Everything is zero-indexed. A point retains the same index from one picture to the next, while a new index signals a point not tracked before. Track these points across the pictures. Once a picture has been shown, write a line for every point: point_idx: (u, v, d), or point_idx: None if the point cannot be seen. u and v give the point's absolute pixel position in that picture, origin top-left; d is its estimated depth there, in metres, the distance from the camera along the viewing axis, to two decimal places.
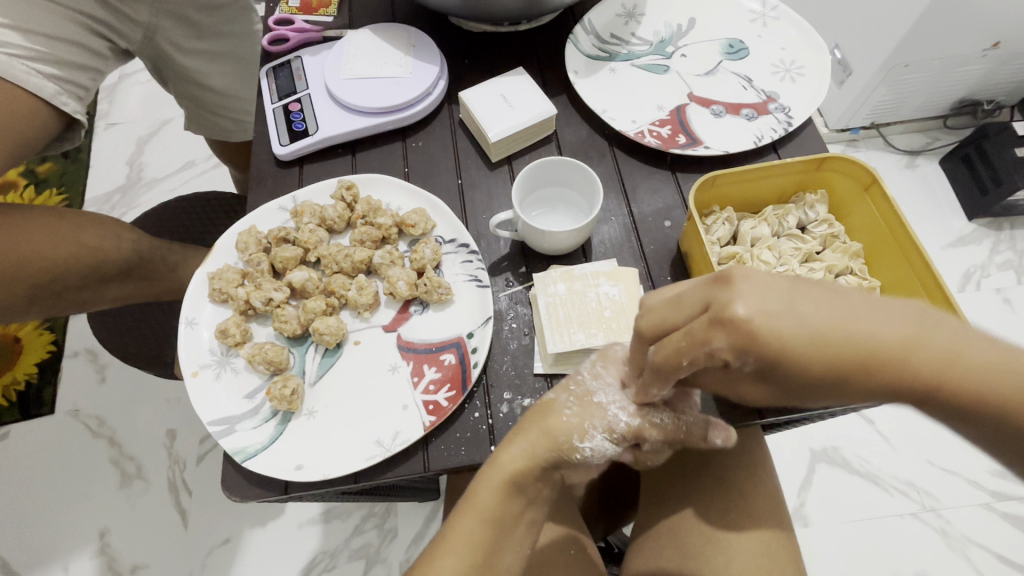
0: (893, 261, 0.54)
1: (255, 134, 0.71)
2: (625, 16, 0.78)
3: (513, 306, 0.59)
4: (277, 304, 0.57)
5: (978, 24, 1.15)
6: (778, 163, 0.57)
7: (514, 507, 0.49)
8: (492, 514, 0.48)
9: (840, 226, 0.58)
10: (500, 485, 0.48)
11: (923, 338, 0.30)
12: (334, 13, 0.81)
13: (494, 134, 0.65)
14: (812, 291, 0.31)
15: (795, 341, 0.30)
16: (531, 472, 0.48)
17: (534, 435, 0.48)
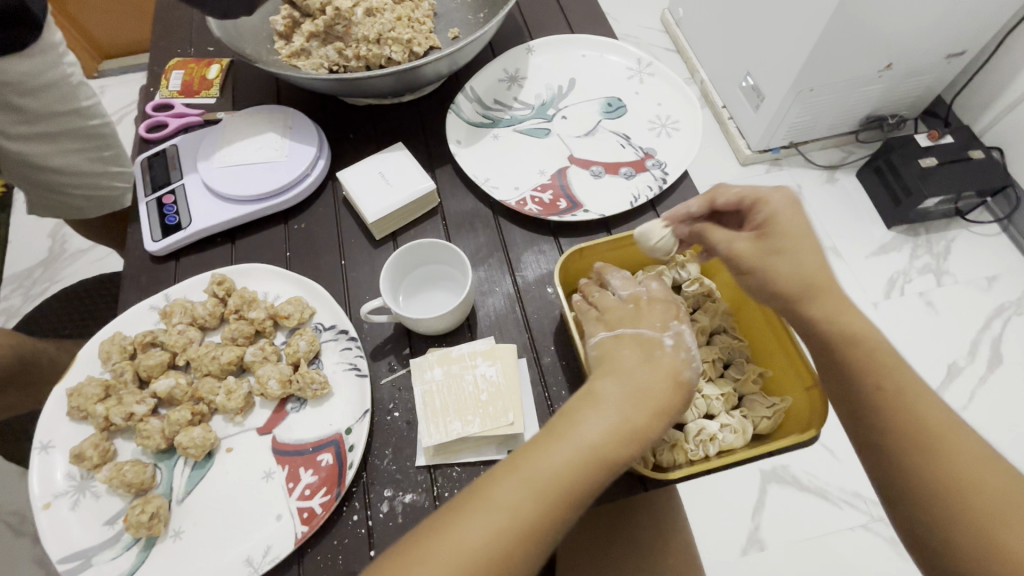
0: (757, 322, 0.57)
1: (130, 230, 0.69)
2: (507, 81, 0.79)
3: (395, 394, 0.58)
4: (140, 418, 0.54)
5: (869, 47, 1.19)
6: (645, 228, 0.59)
7: (612, 444, 0.43)
8: (585, 449, 0.43)
9: (712, 284, 0.60)
10: (604, 413, 0.44)
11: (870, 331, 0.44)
12: (217, 93, 0.79)
13: (372, 216, 0.64)
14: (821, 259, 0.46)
15: (793, 240, 0.46)
16: (642, 399, 0.45)
17: (631, 355, 0.48)
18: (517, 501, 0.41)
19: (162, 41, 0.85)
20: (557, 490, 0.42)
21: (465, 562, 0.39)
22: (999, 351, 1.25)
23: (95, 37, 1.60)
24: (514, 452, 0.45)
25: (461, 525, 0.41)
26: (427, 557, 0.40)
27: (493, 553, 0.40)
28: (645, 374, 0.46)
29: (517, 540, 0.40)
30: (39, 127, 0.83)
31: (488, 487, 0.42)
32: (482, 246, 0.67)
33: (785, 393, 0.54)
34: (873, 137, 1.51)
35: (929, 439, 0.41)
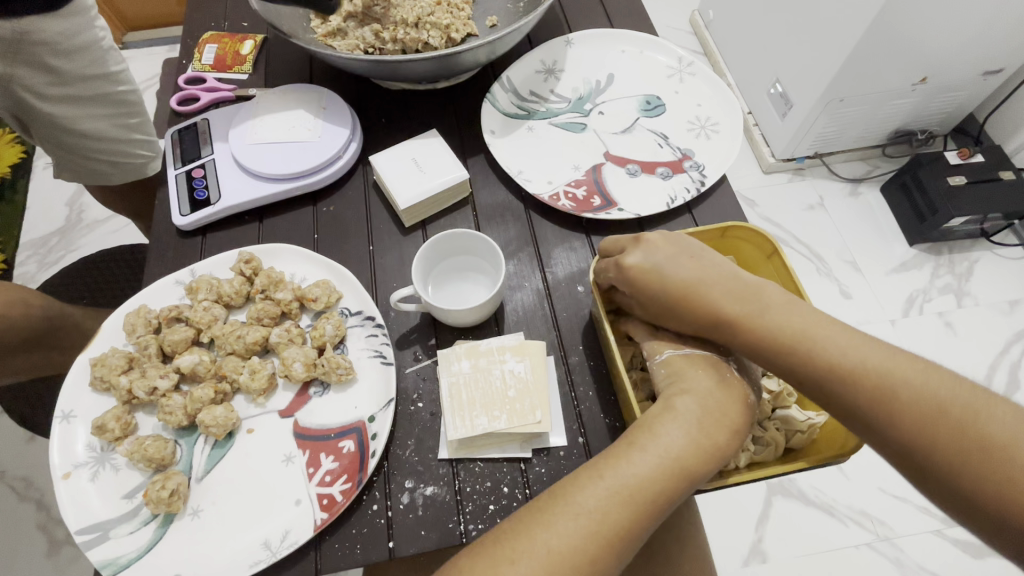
0: None
1: (158, 202, 0.68)
2: (544, 73, 0.77)
3: (420, 384, 0.57)
4: (163, 393, 0.53)
5: (905, 59, 1.16)
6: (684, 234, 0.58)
7: (693, 458, 0.44)
8: (669, 459, 0.44)
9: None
10: (684, 424, 0.46)
11: (778, 323, 0.46)
12: (249, 69, 0.78)
13: (403, 202, 0.63)
14: (703, 274, 0.50)
15: (660, 286, 0.50)
16: (720, 417, 0.46)
17: (701, 374, 0.49)
18: (604, 506, 0.43)
19: (195, 14, 0.84)
20: (640, 497, 0.43)
21: (556, 564, 0.41)
22: (1017, 376, 1.23)
23: (121, 8, 1.59)
24: (593, 458, 0.47)
25: (548, 526, 0.42)
26: (517, 559, 0.41)
27: (583, 558, 0.41)
28: (724, 393, 0.48)
29: (606, 546, 0.42)
30: (70, 90, 0.82)
31: (573, 492, 0.44)
32: (512, 239, 0.66)
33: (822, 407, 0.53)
34: (901, 151, 1.48)
35: (881, 395, 0.42)
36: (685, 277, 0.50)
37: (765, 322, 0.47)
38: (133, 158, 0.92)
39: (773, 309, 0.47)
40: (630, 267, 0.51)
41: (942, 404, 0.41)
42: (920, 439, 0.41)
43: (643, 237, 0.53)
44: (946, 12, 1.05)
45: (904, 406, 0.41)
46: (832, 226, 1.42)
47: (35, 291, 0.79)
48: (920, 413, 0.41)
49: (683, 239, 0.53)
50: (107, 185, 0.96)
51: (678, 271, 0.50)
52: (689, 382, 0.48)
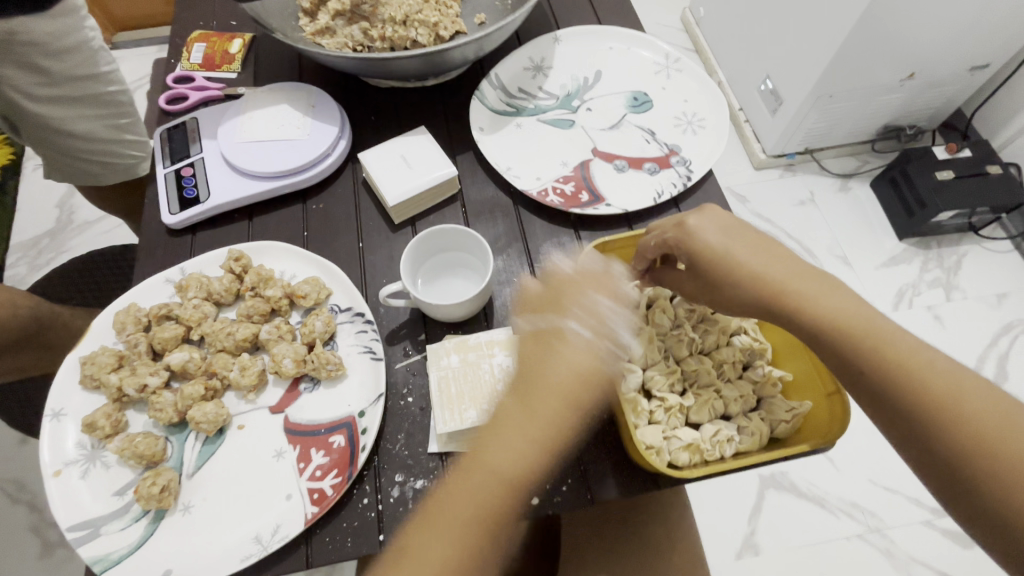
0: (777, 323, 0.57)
1: (147, 201, 0.68)
2: (533, 70, 0.78)
3: (410, 378, 0.57)
4: (153, 390, 0.54)
5: (892, 55, 1.17)
6: None
7: (575, 386, 0.50)
8: (499, 455, 0.48)
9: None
10: (514, 426, 0.48)
11: (841, 307, 0.44)
12: (238, 68, 0.78)
13: (392, 198, 0.63)
14: (760, 250, 0.48)
15: (721, 259, 0.48)
16: (545, 401, 0.49)
17: (576, 307, 0.53)
18: (498, 458, 0.48)
19: (183, 13, 0.84)
20: (490, 493, 0.47)
21: (465, 516, 0.46)
22: (1005, 368, 1.25)
23: (110, 9, 1.59)
24: (495, 406, 0.52)
25: (459, 484, 0.47)
26: (433, 524, 0.46)
27: (492, 503, 0.47)
28: (556, 372, 0.50)
29: (504, 489, 0.47)
30: (61, 91, 0.82)
31: (475, 448, 0.49)
32: (501, 235, 0.67)
33: (807, 397, 0.53)
34: (890, 147, 1.49)
35: (930, 392, 0.40)
36: (745, 252, 0.48)
37: (829, 304, 0.45)
38: (123, 158, 0.93)
39: (838, 293, 0.45)
40: (693, 230, 0.50)
41: (987, 409, 0.39)
42: (966, 443, 0.39)
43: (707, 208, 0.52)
44: (932, 8, 1.06)
45: (952, 402, 0.40)
46: (822, 221, 1.44)
47: (24, 292, 0.79)
48: (966, 414, 0.39)
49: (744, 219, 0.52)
50: (96, 185, 0.96)
51: (740, 248, 0.48)
52: (527, 371, 0.51)
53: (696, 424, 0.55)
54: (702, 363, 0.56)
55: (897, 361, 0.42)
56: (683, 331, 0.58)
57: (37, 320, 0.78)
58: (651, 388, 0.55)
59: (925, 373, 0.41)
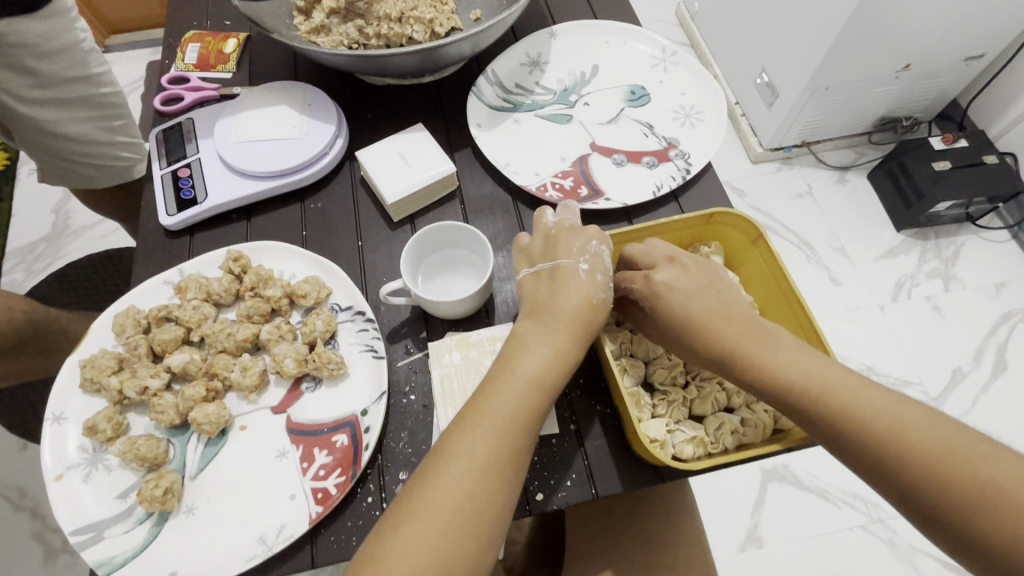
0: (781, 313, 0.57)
1: (144, 203, 0.67)
2: (529, 65, 0.77)
3: (411, 377, 0.57)
4: (154, 392, 0.53)
5: (888, 46, 1.17)
6: (670, 220, 0.59)
7: (587, 313, 0.49)
8: (525, 380, 0.46)
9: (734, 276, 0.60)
10: (536, 353, 0.47)
11: (790, 368, 0.45)
12: (233, 68, 0.78)
13: (390, 196, 0.63)
14: (716, 307, 0.49)
15: (679, 317, 0.49)
16: (565, 325, 0.48)
17: (579, 241, 0.52)
18: (533, 368, 0.46)
19: (177, 13, 0.84)
20: (513, 421, 0.44)
21: (501, 429, 0.44)
22: (1005, 357, 1.25)
23: (102, 12, 1.57)
24: (519, 325, 0.50)
25: (493, 397, 0.45)
26: (466, 442, 0.43)
27: (527, 413, 0.45)
28: (566, 300, 0.49)
29: (539, 396, 0.46)
30: (52, 93, 0.81)
31: (510, 361, 0.47)
32: (500, 231, 0.67)
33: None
34: (886, 138, 1.50)
35: (887, 441, 0.41)
36: (703, 309, 0.49)
37: (779, 365, 0.45)
38: (118, 160, 0.93)
39: (785, 352, 0.46)
40: (659, 283, 0.50)
41: (948, 447, 0.40)
42: (932, 481, 0.40)
43: (676, 258, 0.52)
44: None
45: (911, 447, 0.41)
46: (820, 213, 1.44)
47: (20, 297, 0.78)
48: (928, 458, 0.40)
49: (711, 272, 0.52)
50: (92, 188, 0.96)
51: (700, 303, 0.49)
52: (538, 305, 0.50)
53: (699, 416, 0.55)
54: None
55: (851, 415, 0.43)
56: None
57: (34, 325, 0.77)
58: (654, 382, 0.56)
59: (881, 422, 0.42)
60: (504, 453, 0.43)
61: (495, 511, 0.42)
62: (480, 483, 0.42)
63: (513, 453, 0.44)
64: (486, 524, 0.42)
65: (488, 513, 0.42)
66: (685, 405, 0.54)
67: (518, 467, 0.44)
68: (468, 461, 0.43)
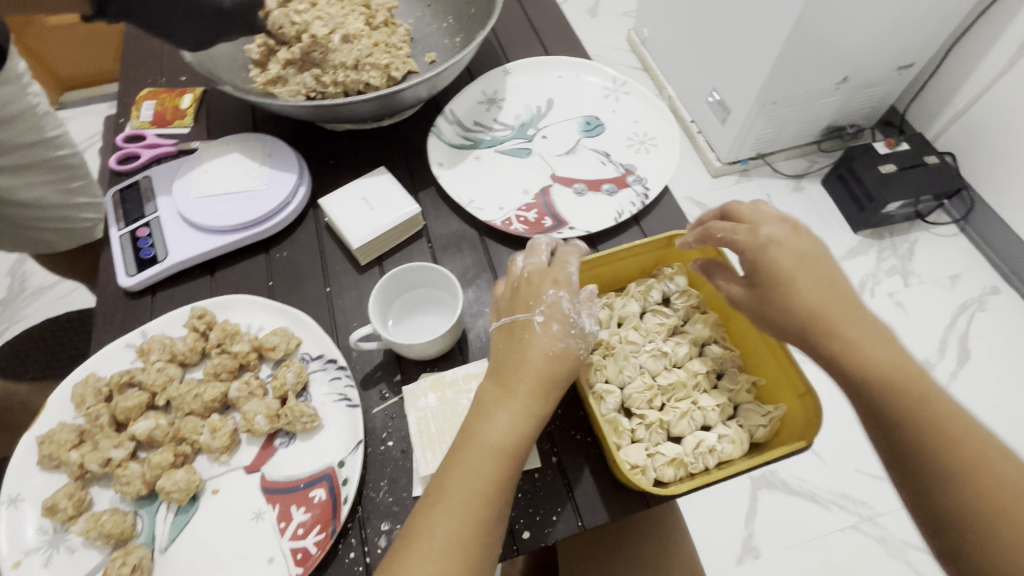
0: (745, 328, 0.58)
1: (102, 266, 0.66)
2: (486, 103, 0.79)
3: (388, 423, 0.56)
4: (118, 463, 0.51)
5: (827, 61, 1.24)
6: (634, 244, 0.60)
7: (549, 369, 0.48)
8: (490, 448, 0.45)
9: (699, 295, 0.61)
10: (503, 415, 0.46)
11: (877, 358, 0.43)
12: (191, 123, 0.78)
13: (356, 241, 0.63)
14: (815, 275, 0.47)
15: (780, 277, 0.47)
16: (527, 385, 0.48)
17: (537, 292, 0.52)
18: (498, 433, 0.46)
19: (132, 72, 0.84)
20: (482, 494, 0.44)
21: (469, 504, 0.43)
22: (967, 346, 1.30)
23: (55, 68, 1.56)
24: (484, 386, 0.49)
25: (459, 472, 0.45)
26: (437, 523, 0.43)
27: (494, 484, 0.44)
28: (528, 359, 0.48)
29: (503, 469, 0.45)
30: (9, 159, 0.80)
31: (473, 429, 0.46)
32: (468, 267, 0.67)
33: (778, 400, 0.55)
34: (835, 146, 1.57)
35: (941, 443, 0.40)
36: (808, 275, 0.47)
37: (867, 348, 0.44)
38: (80, 223, 0.90)
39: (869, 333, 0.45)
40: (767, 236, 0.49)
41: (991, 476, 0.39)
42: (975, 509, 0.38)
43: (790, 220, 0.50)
44: (857, 15, 1.13)
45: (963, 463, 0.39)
46: None
47: None
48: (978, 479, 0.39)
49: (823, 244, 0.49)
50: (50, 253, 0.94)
51: (806, 272, 0.47)
52: (502, 365, 0.50)
53: (678, 437, 0.55)
54: (679, 377, 0.57)
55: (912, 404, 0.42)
56: (655, 347, 0.58)
57: None
58: (630, 406, 0.55)
59: (940, 425, 0.41)
60: (474, 530, 0.43)
61: None
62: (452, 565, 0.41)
63: (480, 528, 0.43)
64: None
65: None
66: (664, 427, 0.54)
67: (489, 541, 0.43)
68: (439, 544, 0.42)
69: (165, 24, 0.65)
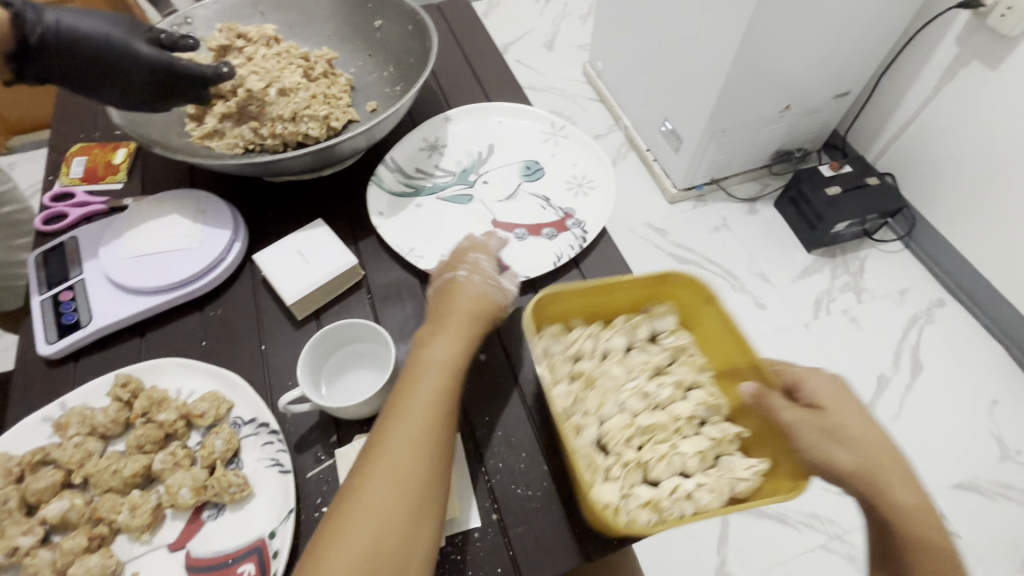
0: (737, 377, 0.56)
1: (23, 334, 0.63)
2: (428, 149, 0.80)
3: (323, 487, 0.54)
4: (26, 551, 0.48)
5: (772, 87, 1.30)
6: (627, 277, 0.58)
7: (474, 304, 0.56)
8: (435, 366, 0.51)
9: (689, 338, 0.59)
10: (442, 340, 0.53)
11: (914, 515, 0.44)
12: (124, 178, 0.76)
13: (289, 297, 0.62)
14: (862, 421, 0.48)
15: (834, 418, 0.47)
16: (459, 317, 0.55)
17: (457, 255, 0.60)
18: (440, 353, 0.52)
19: (66, 126, 0.82)
20: (430, 404, 0.49)
21: (421, 412, 0.48)
22: (919, 359, 1.34)
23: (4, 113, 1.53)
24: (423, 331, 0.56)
25: (408, 390, 0.50)
26: (394, 433, 0.47)
27: (441, 396, 0.50)
28: (457, 297, 0.56)
29: (446, 380, 0.51)
30: None
31: (419, 357, 0.53)
32: (409, 316, 0.66)
33: (762, 455, 0.52)
34: (785, 169, 1.63)
35: None
36: (858, 421, 0.47)
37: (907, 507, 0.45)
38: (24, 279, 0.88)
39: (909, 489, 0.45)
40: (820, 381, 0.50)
41: None
42: None
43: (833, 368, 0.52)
44: (794, 43, 1.19)
45: None
46: (738, 243, 1.53)
47: None
48: None
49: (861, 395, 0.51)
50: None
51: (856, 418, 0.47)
52: (437, 309, 0.56)
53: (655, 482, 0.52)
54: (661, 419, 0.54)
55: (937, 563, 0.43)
56: (638, 384, 0.56)
57: None
58: (607, 443, 0.53)
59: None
60: (428, 432, 0.47)
61: (427, 487, 0.46)
62: (409, 463, 0.46)
63: (432, 435, 0.48)
64: (417, 503, 0.45)
65: (422, 491, 0.45)
66: (641, 468, 0.51)
67: (442, 442, 0.48)
68: (397, 449, 0.46)
69: (92, 83, 0.64)
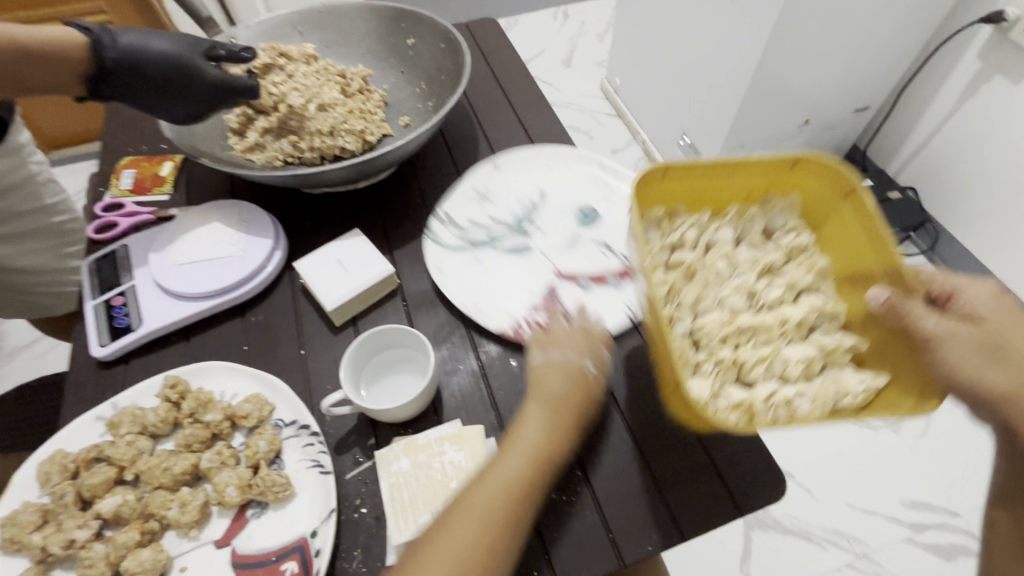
0: (860, 284, 0.54)
1: (76, 337, 0.66)
2: (480, 198, 0.79)
3: (362, 488, 0.56)
4: (82, 544, 0.50)
5: (790, 102, 1.31)
6: (754, 161, 0.57)
7: (579, 397, 0.55)
8: (528, 451, 0.51)
9: (811, 238, 0.58)
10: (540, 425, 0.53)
11: None
12: (170, 190, 0.80)
13: (329, 303, 0.65)
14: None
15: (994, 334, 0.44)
16: (563, 406, 0.54)
17: (572, 334, 0.59)
18: (535, 438, 0.52)
19: (114, 139, 0.86)
20: (517, 488, 0.49)
21: (506, 495, 0.49)
22: None
23: (43, 129, 1.60)
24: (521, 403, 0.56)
25: (499, 468, 0.50)
26: (474, 507, 0.48)
27: (529, 485, 0.50)
28: (562, 384, 0.55)
29: (537, 471, 0.50)
30: (12, 228, 0.90)
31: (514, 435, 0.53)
32: (442, 323, 0.68)
33: (879, 369, 0.51)
34: None
35: None
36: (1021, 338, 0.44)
37: None
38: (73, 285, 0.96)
39: None
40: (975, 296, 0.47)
41: None
42: None
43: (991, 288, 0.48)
44: (811, 57, 1.20)
45: None
46: None
47: None
48: None
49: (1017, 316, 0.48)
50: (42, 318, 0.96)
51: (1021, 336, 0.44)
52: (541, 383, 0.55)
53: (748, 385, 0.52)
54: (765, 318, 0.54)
55: None
56: (742, 281, 0.56)
57: None
58: (702, 339, 0.53)
59: None
60: (506, 515, 0.48)
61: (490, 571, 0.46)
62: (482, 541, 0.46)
63: (510, 521, 0.48)
64: None
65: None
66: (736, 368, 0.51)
67: (517, 530, 0.48)
68: (475, 521, 0.47)
69: (153, 101, 0.68)
